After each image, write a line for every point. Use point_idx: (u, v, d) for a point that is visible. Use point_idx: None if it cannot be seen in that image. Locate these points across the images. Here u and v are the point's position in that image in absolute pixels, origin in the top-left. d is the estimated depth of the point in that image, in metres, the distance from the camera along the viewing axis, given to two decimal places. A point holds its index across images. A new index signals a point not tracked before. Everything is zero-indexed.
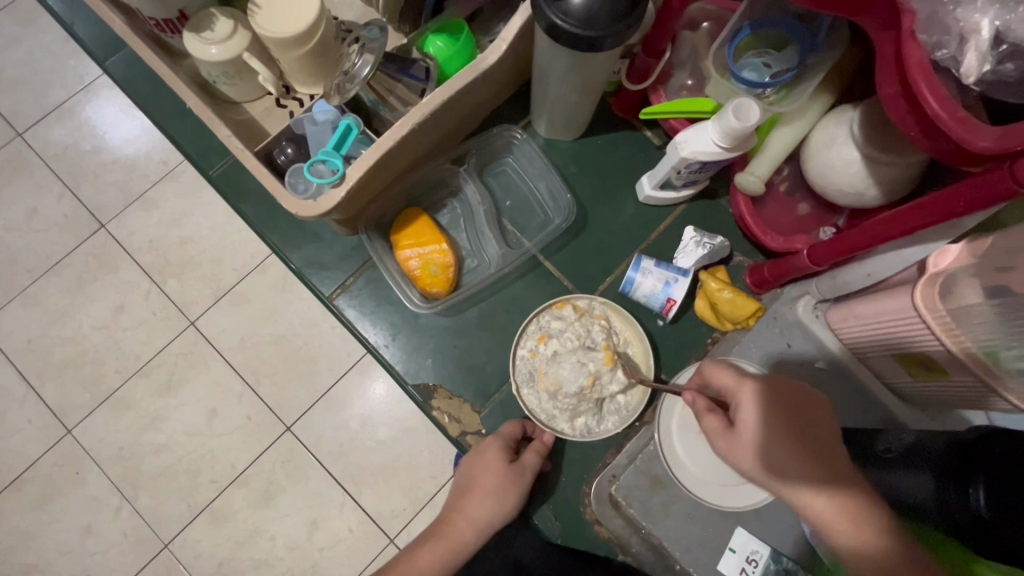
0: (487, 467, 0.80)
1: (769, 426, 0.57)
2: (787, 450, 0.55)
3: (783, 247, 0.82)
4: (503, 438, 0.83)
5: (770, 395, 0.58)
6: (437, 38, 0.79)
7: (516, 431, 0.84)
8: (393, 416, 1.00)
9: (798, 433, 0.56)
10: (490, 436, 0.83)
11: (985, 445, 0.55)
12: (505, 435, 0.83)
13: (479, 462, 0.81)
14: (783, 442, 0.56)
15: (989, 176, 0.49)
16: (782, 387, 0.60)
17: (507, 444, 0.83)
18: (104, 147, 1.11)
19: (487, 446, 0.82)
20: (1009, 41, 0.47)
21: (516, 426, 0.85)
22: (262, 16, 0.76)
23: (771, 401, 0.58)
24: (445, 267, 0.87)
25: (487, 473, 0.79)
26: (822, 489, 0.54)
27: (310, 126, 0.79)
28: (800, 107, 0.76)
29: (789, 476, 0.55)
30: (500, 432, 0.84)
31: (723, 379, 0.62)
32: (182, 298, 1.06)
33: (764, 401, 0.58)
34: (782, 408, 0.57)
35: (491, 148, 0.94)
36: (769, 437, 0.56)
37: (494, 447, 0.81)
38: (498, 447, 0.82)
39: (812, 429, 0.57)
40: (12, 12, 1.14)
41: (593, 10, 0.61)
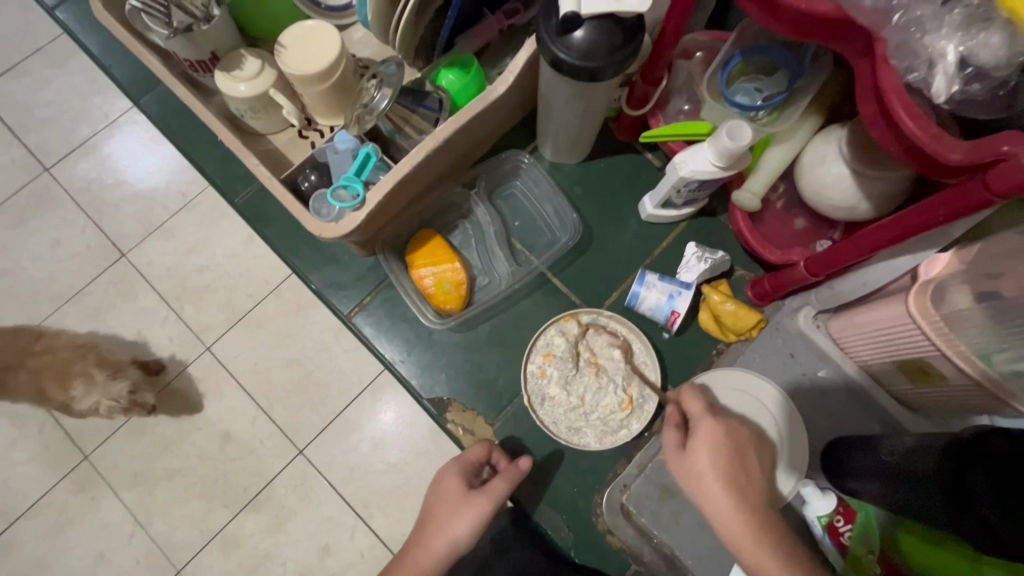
0: (448, 492, 0.80)
1: (707, 448, 0.66)
2: (714, 471, 0.64)
3: (781, 260, 0.86)
4: (466, 462, 0.84)
5: (721, 431, 0.67)
6: (449, 71, 0.85)
7: (484, 451, 0.86)
8: (407, 439, 1.03)
9: (731, 465, 0.65)
10: (450, 462, 0.84)
11: (982, 444, 0.57)
12: (469, 457, 0.85)
13: (440, 491, 0.82)
14: (714, 467, 0.64)
15: (964, 185, 0.53)
16: (742, 440, 0.68)
17: (468, 470, 0.83)
18: (127, 181, 1.17)
19: (450, 474, 0.83)
20: (973, 64, 0.50)
21: (477, 454, 0.85)
22: (288, 55, 0.83)
23: (721, 438, 0.67)
24: (458, 284, 0.92)
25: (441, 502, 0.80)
26: (734, 505, 0.61)
27: (332, 155, 0.84)
28: (790, 127, 0.81)
29: (709, 484, 0.63)
30: (461, 457, 0.85)
31: (692, 408, 0.72)
32: (199, 323, 1.10)
33: (712, 435, 0.67)
34: (727, 445, 0.66)
35: (500, 171, 0.99)
36: (703, 459, 0.65)
37: (453, 473, 0.82)
38: (456, 474, 0.82)
39: (742, 464, 0.66)
40: (44, 57, 1.22)
41: (593, 43, 0.67)
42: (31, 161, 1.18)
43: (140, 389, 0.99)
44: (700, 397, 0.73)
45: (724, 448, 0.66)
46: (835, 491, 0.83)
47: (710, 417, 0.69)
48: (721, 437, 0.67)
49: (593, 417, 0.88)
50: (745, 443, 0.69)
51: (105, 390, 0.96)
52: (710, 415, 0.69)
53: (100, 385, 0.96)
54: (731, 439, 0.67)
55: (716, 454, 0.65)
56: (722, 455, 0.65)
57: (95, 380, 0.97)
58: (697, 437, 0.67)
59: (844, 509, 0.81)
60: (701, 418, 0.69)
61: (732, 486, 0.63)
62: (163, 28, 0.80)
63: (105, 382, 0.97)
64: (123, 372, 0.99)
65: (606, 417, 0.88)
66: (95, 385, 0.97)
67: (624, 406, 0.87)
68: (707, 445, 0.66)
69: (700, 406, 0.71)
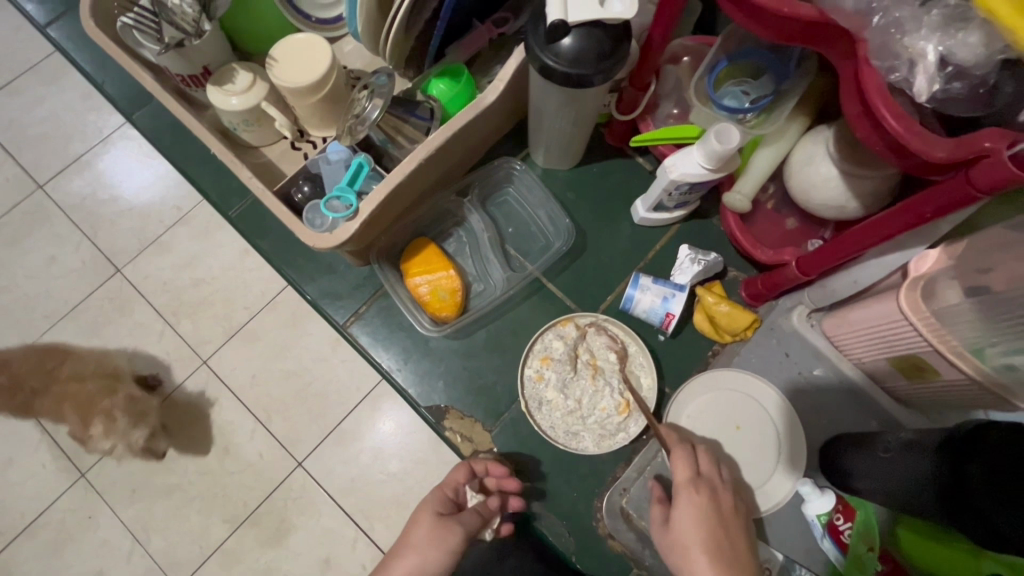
0: (420, 519, 0.78)
1: (693, 525, 0.68)
2: (701, 551, 0.66)
3: (773, 260, 0.86)
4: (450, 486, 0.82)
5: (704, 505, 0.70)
6: (440, 80, 0.86)
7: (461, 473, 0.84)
8: (407, 449, 1.02)
9: (715, 540, 0.67)
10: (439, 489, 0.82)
11: (977, 435, 0.58)
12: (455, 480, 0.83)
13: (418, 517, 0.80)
14: (700, 546, 0.66)
15: (950, 182, 0.54)
16: (725, 511, 0.71)
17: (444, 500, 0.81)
18: (121, 196, 1.17)
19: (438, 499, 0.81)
20: (953, 63, 0.51)
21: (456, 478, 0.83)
22: (280, 69, 0.84)
23: (705, 513, 0.69)
24: (453, 292, 0.92)
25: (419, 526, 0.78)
26: None
27: (324, 166, 0.85)
28: (777, 129, 0.81)
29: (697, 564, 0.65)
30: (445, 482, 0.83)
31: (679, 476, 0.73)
32: (196, 337, 1.10)
33: (696, 511, 0.69)
34: (710, 519, 0.69)
35: (493, 178, 0.99)
36: (690, 537, 0.67)
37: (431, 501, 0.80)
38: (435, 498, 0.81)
39: (727, 538, 0.68)
40: (37, 73, 1.23)
41: (582, 50, 0.68)
42: (25, 178, 1.18)
43: (156, 436, 0.99)
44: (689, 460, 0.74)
45: (709, 524, 0.68)
46: (833, 489, 0.83)
47: (693, 491, 0.71)
48: (704, 511, 0.69)
49: (590, 420, 0.88)
50: (727, 512, 0.71)
51: (126, 436, 0.94)
52: (693, 488, 0.71)
53: (120, 431, 0.94)
54: (713, 512, 0.70)
55: (700, 532, 0.67)
56: (707, 532, 0.67)
57: (116, 425, 0.93)
58: (677, 507, 0.71)
59: (843, 506, 0.81)
60: (685, 490, 0.71)
61: (718, 562, 0.65)
62: (154, 42, 0.82)
63: (125, 429, 0.94)
64: (145, 417, 0.96)
65: (603, 420, 0.88)
66: (115, 430, 0.94)
67: (620, 409, 0.87)
68: (693, 523, 0.68)
69: (686, 477, 0.72)
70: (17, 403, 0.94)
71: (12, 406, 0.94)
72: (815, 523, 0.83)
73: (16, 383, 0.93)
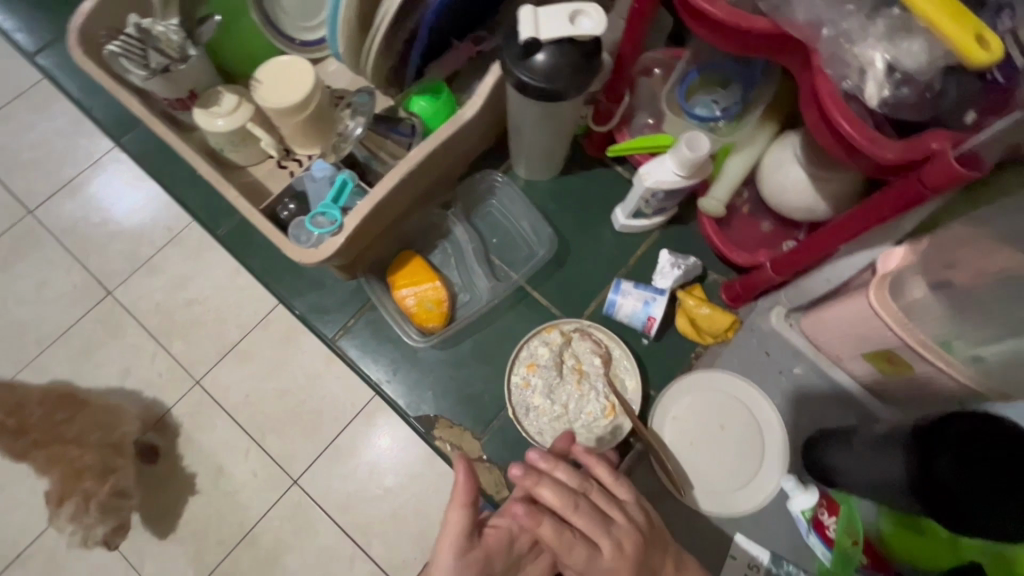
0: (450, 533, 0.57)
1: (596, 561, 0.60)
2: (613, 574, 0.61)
3: (748, 262, 0.89)
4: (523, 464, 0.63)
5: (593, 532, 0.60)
6: (421, 97, 0.88)
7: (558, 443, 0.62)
8: (401, 462, 1.03)
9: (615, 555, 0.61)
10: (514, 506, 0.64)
11: (945, 425, 0.60)
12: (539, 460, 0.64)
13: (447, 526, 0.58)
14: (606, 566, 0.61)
15: (903, 182, 0.57)
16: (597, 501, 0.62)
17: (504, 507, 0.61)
18: (113, 218, 1.19)
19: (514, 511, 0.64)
20: (900, 70, 0.53)
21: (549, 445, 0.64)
22: (264, 89, 0.86)
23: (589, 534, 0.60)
24: (439, 302, 0.93)
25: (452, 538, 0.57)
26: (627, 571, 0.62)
27: (310, 183, 0.87)
28: (749, 134, 0.84)
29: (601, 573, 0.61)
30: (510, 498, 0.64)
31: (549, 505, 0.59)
32: (188, 357, 1.11)
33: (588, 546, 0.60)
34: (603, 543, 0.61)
35: (476, 191, 1.02)
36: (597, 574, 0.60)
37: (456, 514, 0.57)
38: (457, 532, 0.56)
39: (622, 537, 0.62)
40: (27, 100, 1.25)
41: (556, 65, 0.71)
42: (16, 204, 1.19)
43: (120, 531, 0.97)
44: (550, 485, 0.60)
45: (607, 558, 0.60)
46: (818, 485, 0.85)
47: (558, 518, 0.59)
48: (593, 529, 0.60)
49: (578, 425, 0.89)
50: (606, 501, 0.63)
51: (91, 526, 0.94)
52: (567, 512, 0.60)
53: (87, 521, 0.94)
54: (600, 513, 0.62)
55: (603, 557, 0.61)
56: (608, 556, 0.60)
57: (87, 514, 0.93)
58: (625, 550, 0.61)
59: (828, 501, 0.83)
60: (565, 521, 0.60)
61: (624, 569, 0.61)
62: (140, 68, 0.81)
63: (92, 521, 0.94)
64: (116, 513, 0.96)
65: (590, 426, 0.89)
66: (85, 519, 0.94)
67: (608, 413, 0.89)
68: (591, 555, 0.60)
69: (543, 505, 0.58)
70: (18, 447, 0.95)
71: (13, 449, 0.95)
72: (801, 520, 0.84)
73: (23, 430, 0.95)
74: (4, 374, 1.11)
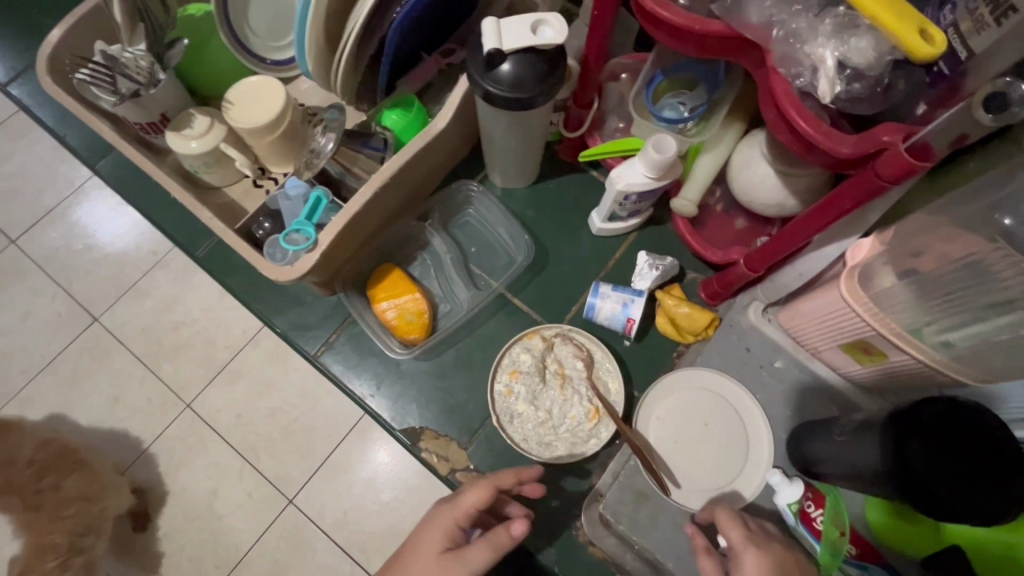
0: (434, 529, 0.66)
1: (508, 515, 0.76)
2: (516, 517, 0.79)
3: (723, 260, 0.90)
4: (493, 489, 0.67)
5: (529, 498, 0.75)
6: (393, 111, 0.89)
7: (534, 474, 0.74)
8: (397, 476, 1.03)
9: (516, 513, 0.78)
10: (444, 503, 0.69)
11: (912, 414, 0.61)
12: (499, 479, 0.70)
13: (427, 530, 0.66)
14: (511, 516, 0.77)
15: (861, 176, 0.58)
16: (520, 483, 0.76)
17: (463, 518, 0.67)
18: (96, 244, 1.18)
19: (438, 505, 0.69)
20: (850, 66, 0.55)
21: (513, 473, 0.72)
22: (235, 110, 0.87)
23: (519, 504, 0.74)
24: (420, 314, 0.94)
25: (436, 532, 0.66)
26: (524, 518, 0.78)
27: (284, 202, 0.87)
28: (715, 135, 0.85)
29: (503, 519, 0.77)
30: (455, 502, 0.67)
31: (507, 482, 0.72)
32: (176, 381, 1.10)
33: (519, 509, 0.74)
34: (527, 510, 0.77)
35: (452, 202, 1.03)
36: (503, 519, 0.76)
37: (449, 520, 0.66)
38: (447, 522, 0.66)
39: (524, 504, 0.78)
40: (4, 130, 1.24)
41: (520, 75, 0.72)
42: None
43: None
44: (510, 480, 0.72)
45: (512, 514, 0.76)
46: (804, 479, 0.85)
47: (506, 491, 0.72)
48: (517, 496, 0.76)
49: (562, 431, 0.89)
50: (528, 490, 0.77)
51: None
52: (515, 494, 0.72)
53: None
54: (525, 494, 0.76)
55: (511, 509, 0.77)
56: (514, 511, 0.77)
57: None
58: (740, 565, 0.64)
59: (814, 494, 0.82)
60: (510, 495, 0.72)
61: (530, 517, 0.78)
62: (110, 95, 0.83)
63: None
64: None
65: (574, 430, 0.89)
66: None
67: (592, 416, 0.89)
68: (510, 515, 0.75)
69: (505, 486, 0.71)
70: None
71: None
72: (788, 514, 0.83)
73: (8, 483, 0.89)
74: None
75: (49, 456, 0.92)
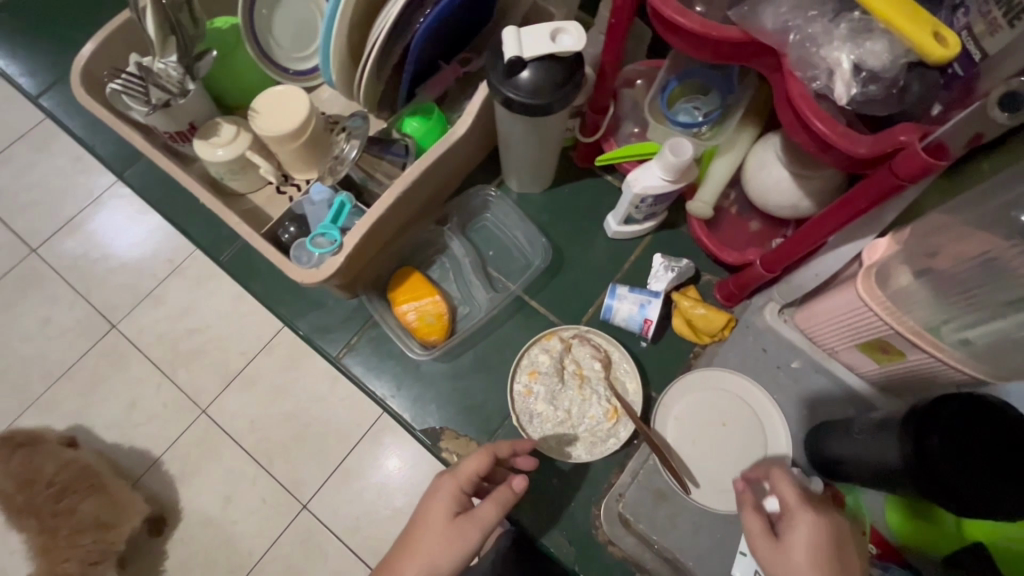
0: (441, 498, 0.67)
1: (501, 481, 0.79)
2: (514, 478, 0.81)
3: (738, 261, 0.92)
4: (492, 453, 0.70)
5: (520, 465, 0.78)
6: (413, 118, 0.91)
7: (529, 447, 0.78)
8: (410, 482, 1.04)
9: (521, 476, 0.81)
10: (446, 473, 0.70)
11: (933, 410, 0.62)
12: (496, 446, 0.73)
13: (433, 500, 0.68)
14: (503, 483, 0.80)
15: (877, 175, 0.59)
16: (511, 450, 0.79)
17: (467, 484, 0.68)
18: (113, 253, 1.21)
19: (440, 476, 0.70)
20: (866, 69, 0.56)
21: (509, 445, 0.76)
22: (260, 119, 0.89)
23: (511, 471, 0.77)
24: (440, 316, 0.95)
25: (444, 499, 0.67)
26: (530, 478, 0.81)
27: (308, 206, 0.89)
28: (730, 138, 0.87)
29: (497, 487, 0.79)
30: (458, 470, 0.69)
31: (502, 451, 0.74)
32: (191, 387, 1.12)
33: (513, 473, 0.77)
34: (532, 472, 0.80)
35: (469, 207, 1.05)
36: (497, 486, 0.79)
37: (453, 486, 0.68)
38: (453, 490, 0.67)
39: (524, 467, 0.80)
40: (28, 142, 1.28)
41: (539, 82, 0.74)
42: (19, 243, 1.22)
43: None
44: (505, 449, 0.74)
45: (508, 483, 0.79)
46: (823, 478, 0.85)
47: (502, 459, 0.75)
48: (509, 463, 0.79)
49: (581, 431, 0.90)
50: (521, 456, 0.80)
51: None
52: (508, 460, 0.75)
53: None
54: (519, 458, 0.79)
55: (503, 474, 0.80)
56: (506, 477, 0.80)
57: None
58: (794, 528, 0.62)
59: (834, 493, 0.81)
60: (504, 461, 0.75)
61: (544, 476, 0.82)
62: (142, 104, 0.86)
63: None
64: None
65: (593, 430, 0.90)
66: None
67: (611, 416, 0.90)
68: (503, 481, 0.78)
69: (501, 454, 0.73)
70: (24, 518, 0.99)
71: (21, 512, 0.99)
72: None
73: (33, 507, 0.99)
74: (12, 411, 1.13)
75: (69, 478, 1.00)
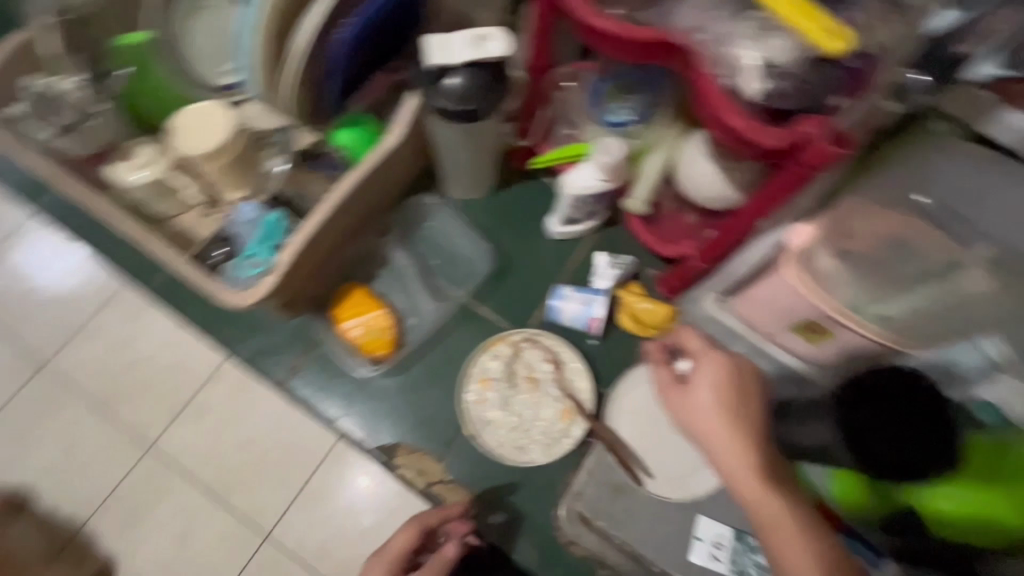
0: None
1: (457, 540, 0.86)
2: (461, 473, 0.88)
3: (676, 254, 0.96)
4: (414, 531, 0.81)
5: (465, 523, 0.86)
6: (344, 130, 0.90)
7: (460, 510, 0.86)
8: (380, 501, 0.95)
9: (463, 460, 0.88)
10: (377, 554, 0.82)
11: (859, 386, 0.65)
12: (425, 518, 0.83)
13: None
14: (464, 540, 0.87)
15: (793, 167, 0.61)
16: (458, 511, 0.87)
17: (395, 563, 0.80)
18: (32, 289, 1.12)
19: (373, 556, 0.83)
20: (773, 65, 0.59)
21: (441, 512, 0.85)
22: (176, 139, 0.84)
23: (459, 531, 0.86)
24: (385, 330, 0.95)
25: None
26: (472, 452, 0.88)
27: (238, 226, 0.87)
28: (658, 135, 0.89)
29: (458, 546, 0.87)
30: (386, 552, 0.81)
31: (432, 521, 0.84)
32: (127, 427, 1.04)
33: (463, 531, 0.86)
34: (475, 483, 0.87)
35: (412, 217, 1.05)
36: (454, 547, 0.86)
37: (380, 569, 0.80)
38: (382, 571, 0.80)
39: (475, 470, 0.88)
40: None
41: (467, 89, 0.74)
42: None
43: None
44: (434, 519, 0.84)
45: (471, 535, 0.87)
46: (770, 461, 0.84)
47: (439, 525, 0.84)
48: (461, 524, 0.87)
49: (535, 433, 0.92)
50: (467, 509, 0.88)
51: None
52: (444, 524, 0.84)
53: None
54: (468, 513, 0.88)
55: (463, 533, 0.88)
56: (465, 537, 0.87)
57: None
58: (699, 367, 0.71)
59: None
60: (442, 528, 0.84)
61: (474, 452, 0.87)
62: (52, 128, 0.85)
63: None
64: None
65: (546, 431, 0.92)
66: None
67: (563, 416, 0.92)
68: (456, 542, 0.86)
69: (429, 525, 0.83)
70: None
71: None
72: None
73: None
74: None
75: None
